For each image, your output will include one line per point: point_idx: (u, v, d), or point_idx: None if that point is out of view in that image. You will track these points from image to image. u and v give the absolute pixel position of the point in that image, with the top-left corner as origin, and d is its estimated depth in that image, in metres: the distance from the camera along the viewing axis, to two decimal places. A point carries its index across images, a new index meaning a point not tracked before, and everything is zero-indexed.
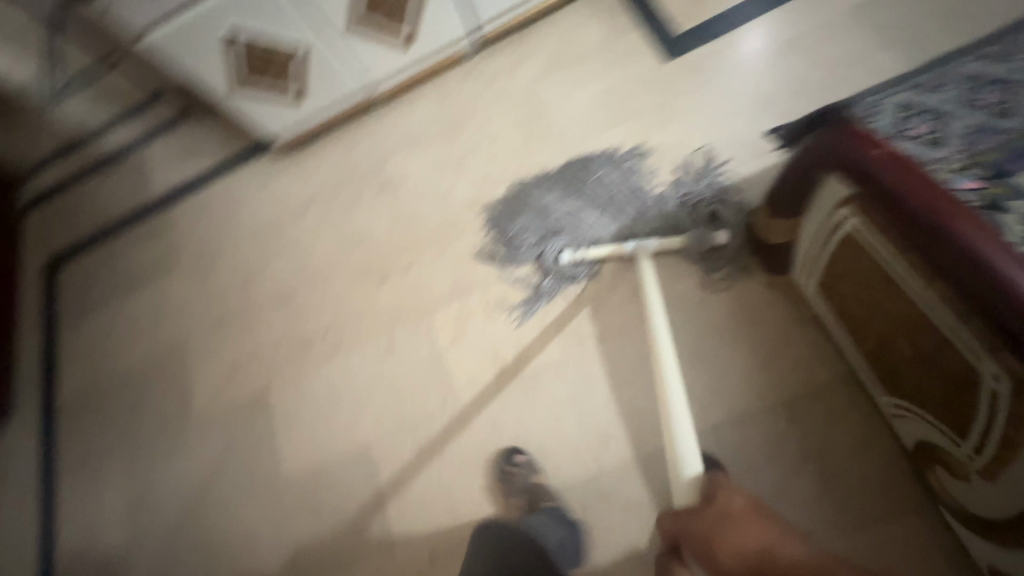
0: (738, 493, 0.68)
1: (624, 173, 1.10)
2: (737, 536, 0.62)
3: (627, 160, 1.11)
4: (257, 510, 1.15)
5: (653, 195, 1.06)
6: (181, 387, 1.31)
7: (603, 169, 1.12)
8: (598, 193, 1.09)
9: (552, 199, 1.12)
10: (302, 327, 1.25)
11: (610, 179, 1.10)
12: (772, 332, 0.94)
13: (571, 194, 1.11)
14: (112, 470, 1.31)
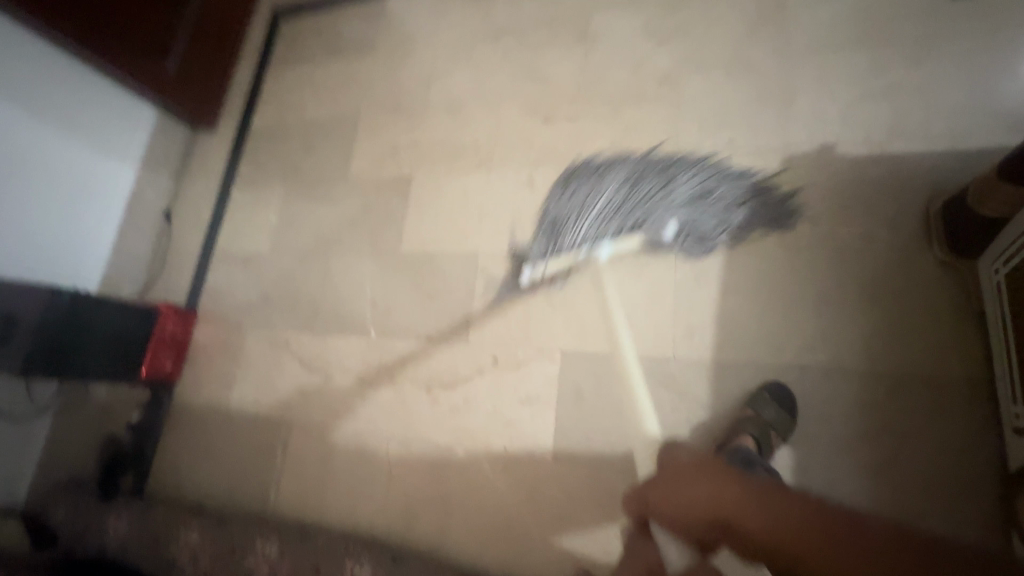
0: (686, 455, 0.79)
1: (644, 182, 1.07)
2: (687, 492, 0.71)
3: (655, 170, 1.08)
4: (366, 267, 1.32)
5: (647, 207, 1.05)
6: (341, 150, 1.49)
7: (629, 170, 1.10)
8: (611, 194, 1.09)
9: (573, 185, 1.14)
10: (459, 137, 1.34)
11: (629, 185, 1.08)
12: (919, 308, 0.87)
13: (585, 189, 1.13)
14: (270, 193, 1.54)
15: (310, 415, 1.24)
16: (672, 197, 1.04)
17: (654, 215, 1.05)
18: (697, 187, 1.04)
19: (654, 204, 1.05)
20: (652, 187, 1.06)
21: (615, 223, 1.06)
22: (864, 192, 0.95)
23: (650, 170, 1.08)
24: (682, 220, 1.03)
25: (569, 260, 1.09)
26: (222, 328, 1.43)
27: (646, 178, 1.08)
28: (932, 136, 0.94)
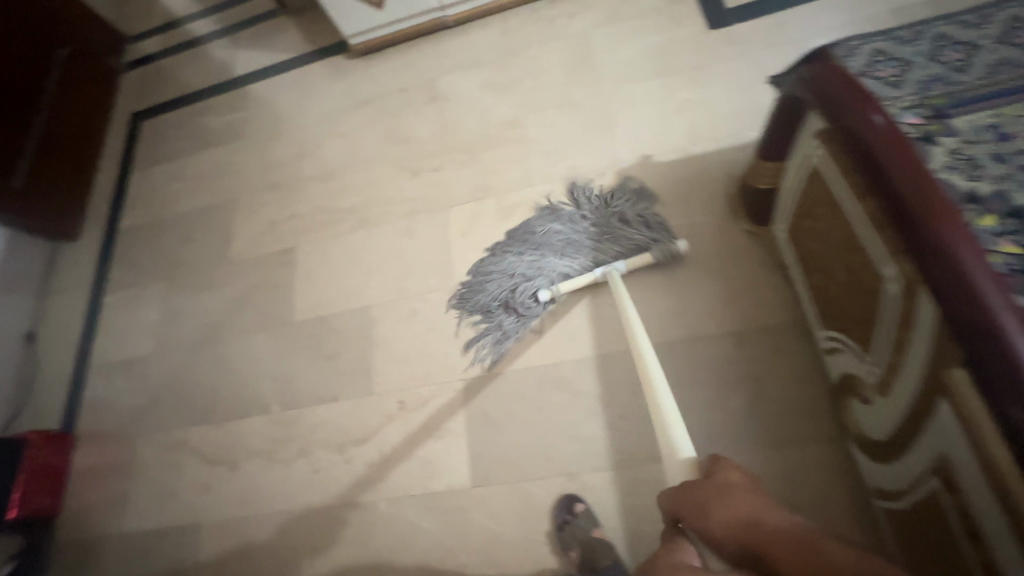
0: (734, 468, 0.61)
1: (543, 241, 1.15)
2: (727, 510, 0.56)
3: (538, 230, 1.17)
4: (261, 343, 1.30)
5: (572, 232, 1.13)
6: (221, 234, 1.49)
7: (517, 242, 1.17)
8: (526, 259, 1.14)
9: (482, 276, 1.17)
10: (336, 202, 1.41)
11: (529, 248, 1.15)
12: (744, 272, 1.04)
13: (495, 271, 1.16)
14: (147, 291, 1.48)
15: (222, 510, 1.17)
16: (576, 239, 1.13)
17: (580, 253, 1.11)
18: (583, 222, 1.14)
19: (568, 247, 1.12)
20: (550, 225, 1.16)
21: (551, 272, 1.11)
22: (683, 189, 1.14)
23: (531, 232, 1.17)
24: (609, 247, 1.10)
25: (586, 277, 1.07)
26: (108, 443, 1.32)
27: (537, 238, 1.16)
28: (721, 138, 1.16)
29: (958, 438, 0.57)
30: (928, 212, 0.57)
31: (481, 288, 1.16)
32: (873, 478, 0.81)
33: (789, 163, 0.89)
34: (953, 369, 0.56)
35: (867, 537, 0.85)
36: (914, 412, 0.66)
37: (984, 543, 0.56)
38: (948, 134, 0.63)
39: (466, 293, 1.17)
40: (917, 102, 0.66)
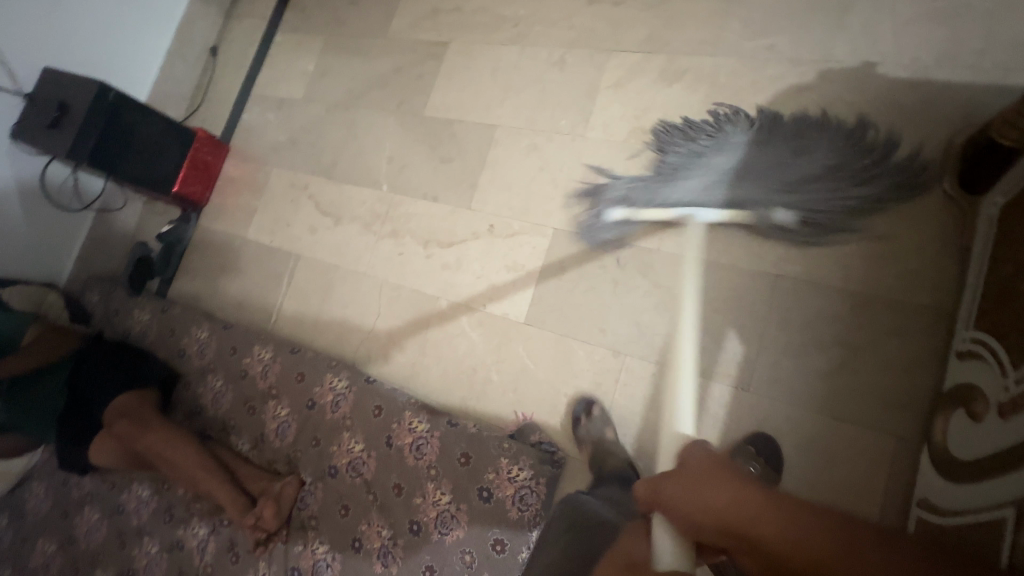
0: (699, 447, 0.57)
1: (762, 156, 0.93)
2: (709, 493, 0.51)
3: (814, 135, 0.93)
4: (388, 126, 1.35)
5: (773, 172, 0.91)
6: (384, 6, 1.47)
7: (782, 131, 0.95)
8: (725, 150, 0.97)
9: (693, 133, 1.02)
10: (500, 7, 1.31)
11: (761, 148, 0.94)
12: (914, 237, 0.87)
13: (710, 136, 1.00)
14: (309, 41, 1.56)
15: (317, 252, 1.34)
16: (808, 164, 0.90)
17: (720, 185, 0.95)
18: (833, 161, 0.89)
19: (763, 169, 0.92)
20: (785, 152, 0.92)
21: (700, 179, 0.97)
22: (892, 116, 0.92)
23: (787, 139, 0.93)
24: (761, 194, 0.92)
25: (663, 213, 0.98)
26: (249, 164, 1.51)
27: (788, 143, 0.93)
28: (984, 68, 0.88)
29: None
30: None
31: (672, 139, 1.03)
32: (930, 489, 0.73)
33: None
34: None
35: None
36: None
37: None
38: None
39: (664, 134, 1.05)
40: None
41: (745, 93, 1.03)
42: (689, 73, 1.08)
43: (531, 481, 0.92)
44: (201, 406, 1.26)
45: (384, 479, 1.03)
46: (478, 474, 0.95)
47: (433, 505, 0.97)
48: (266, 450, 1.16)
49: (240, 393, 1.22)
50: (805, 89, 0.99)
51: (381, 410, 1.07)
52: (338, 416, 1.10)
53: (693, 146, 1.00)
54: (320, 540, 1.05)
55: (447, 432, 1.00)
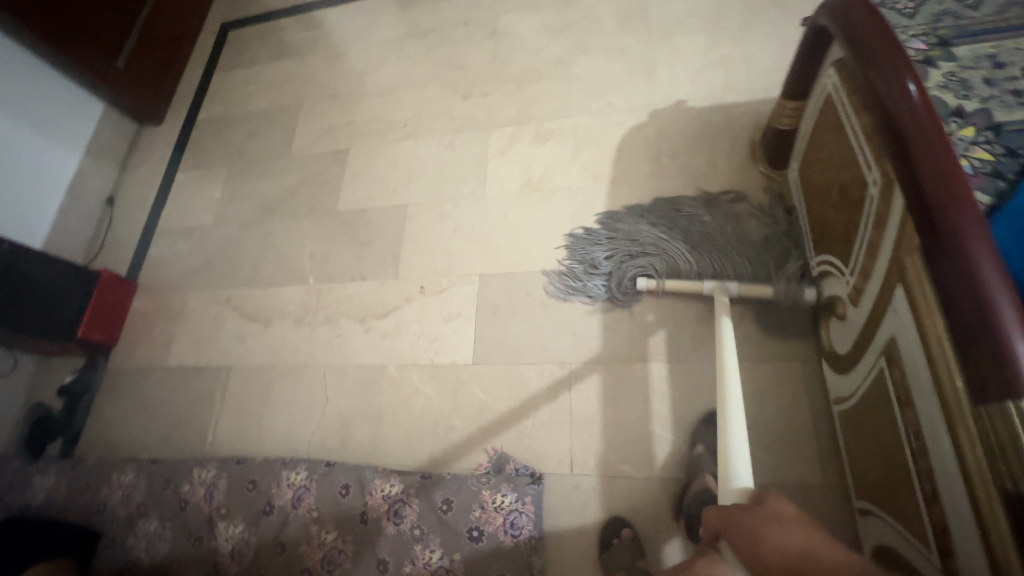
0: (784, 499, 0.65)
1: (661, 233, 1.11)
2: (781, 534, 0.59)
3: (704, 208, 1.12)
4: (305, 228, 1.44)
5: (693, 236, 1.09)
6: (283, 132, 1.64)
7: (693, 214, 1.12)
8: (662, 239, 1.10)
9: (616, 231, 1.15)
10: (389, 114, 1.54)
11: (683, 225, 1.11)
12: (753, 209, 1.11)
13: (630, 229, 1.13)
14: (212, 173, 1.65)
15: (250, 358, 1.32)
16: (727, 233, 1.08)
17: (703, 253, 1.06)
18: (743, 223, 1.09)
19: (709, 245, 1.07)
20: (656, 227, 1.12)
21: (665, 266, 1.07)
22: (710, 132, 1.21)
23: (641, 220, 1.14)
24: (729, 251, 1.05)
25: (696, 284, 1.03)
26: (162, 293, 1.49)
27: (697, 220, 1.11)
28: (754, 89, 1.22)
29: (905, 318, 0.65)
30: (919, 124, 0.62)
31: (591, 263, 1.13)
32: (837, 389, 0.87)
33: (810, 101, 0.95)
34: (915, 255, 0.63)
35: (823, 447, 0.91)
36: (877, 308, 0.72)
37: (916, 410, 0.63)
38: (949, 60, 0.71)
39: (570, 263, 1.16)
40: (926, 31, 0.74)
41: (601, 138, 1.29)
42: (555, 132, 1.34)
43: (518, 504, 0.94)
44: (136, 557, 1.11)
45: (365, 561, 0.96)
46: (464, 517, 0.94)
47: (424, 567, 0.93)
48: None
49: (182, 527, 1.10)
50: (643, 126, 1.27)
51: (349, 488, 1.03)
52: (302, 511, 1.03)
53: (627, 242, 1.12)
54: None
55: (423, 486, 0.99)
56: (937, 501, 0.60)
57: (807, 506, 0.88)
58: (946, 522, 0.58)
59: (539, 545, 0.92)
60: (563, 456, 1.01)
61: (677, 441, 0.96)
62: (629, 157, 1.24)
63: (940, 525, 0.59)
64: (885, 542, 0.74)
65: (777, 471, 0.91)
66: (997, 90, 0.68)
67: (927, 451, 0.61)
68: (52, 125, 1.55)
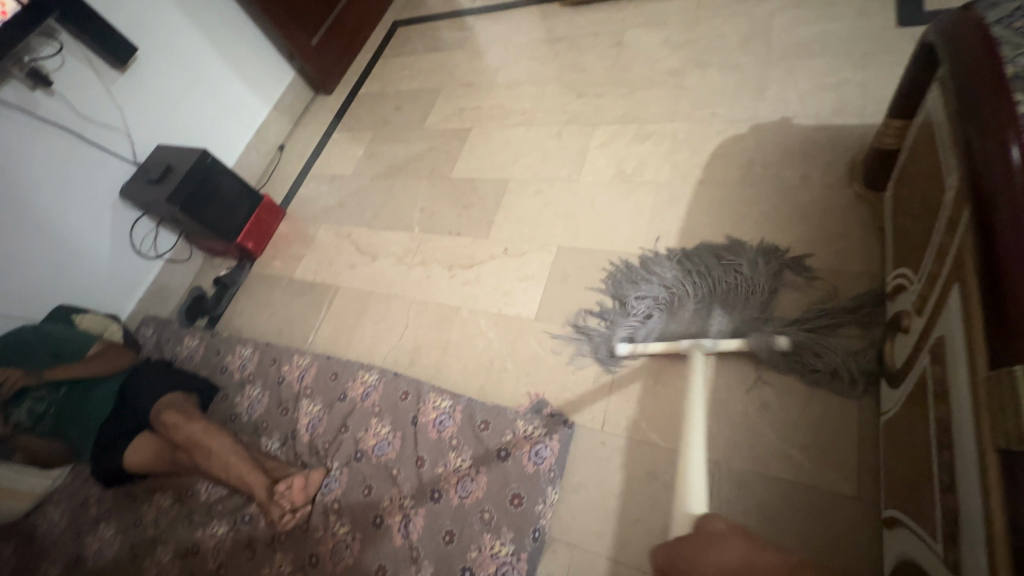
0: (718, 520, 0.83)
1: (644, 294, 1.15)
2: (720, 551, 0.76)
3: (706, 262, 1.15)
4: (421, 187, 1.69)
5: (678, 296, 1.12)
6: (422, 110, 1.92)
7: (673, 270, 1.16)
8: (657, 293, 1.14)
9: (622, 290, 1.19)
10: (512, 104, 1.74)
11: (690, 278, 1.14)
12: (839, 227, 1.11)
13: (645, 283, 1.17)
14: (360, 136, 1.98)
15: (354, 282, 1.57)
16: (734, 286, 1.09)
17: (697, 314, 1.09)
18: (748, 279, 1.09)
19: (723, 294, 1.09)
20: (637, 288, 1.17)
21: (697, 317, 1.08)
22: (810, 150, 1.23)
23: (626, 281, 1.20)
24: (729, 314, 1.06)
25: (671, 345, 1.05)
26: (302, 222, 1.83)
27: (706, 275, 1.12)
28: (866, 114, 1.22)
29: (955, 313, 0.65)
30: (996, 119, 0.62)
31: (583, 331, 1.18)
32: (888, 403, 0.85)
33: (914, 120, 0.94)
34: (973, 249, 0.62)
35: (864, 462, 0.89)
36: (935, 309, 0.72)
37: (949, 405, 0.63)
38: None
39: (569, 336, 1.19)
40: None
41: (697, 143, 1.36)
42: (654, 134, 1.43)
43: (546, 436, 1.04)
44: (236, 413, 1.36)
45: (407, 455, 1.11)
46: (496, 438, 1.06)
47: (454, 471, 1.05)
48: (293, 446, 1.24)
49: (276, 397, 1.34)
50: (741, 137, 1.32)
51: (408, 394, 1.19)
52: (368, 404, 1.21)
53: (633, 296, 1.16)
54: (342, 521, 1.09)
55: (468, 406, 1.12)
56: (952, 492, 0.59)
57: (831, 511, 0.87)
58: (957, 513, 0.58)
59: (558, 480, 1.01)
60: (597, 413, 1.08)
61: (709, 424, 0.99)
62: (722, 163, 1.30)
63: (952, 517, 0.59)
64: (905, 551, 0.71)
65: (809, 473, 0.90)
66: None
67: (952, 444, 0.61)
68: (256, 83, 1.98)
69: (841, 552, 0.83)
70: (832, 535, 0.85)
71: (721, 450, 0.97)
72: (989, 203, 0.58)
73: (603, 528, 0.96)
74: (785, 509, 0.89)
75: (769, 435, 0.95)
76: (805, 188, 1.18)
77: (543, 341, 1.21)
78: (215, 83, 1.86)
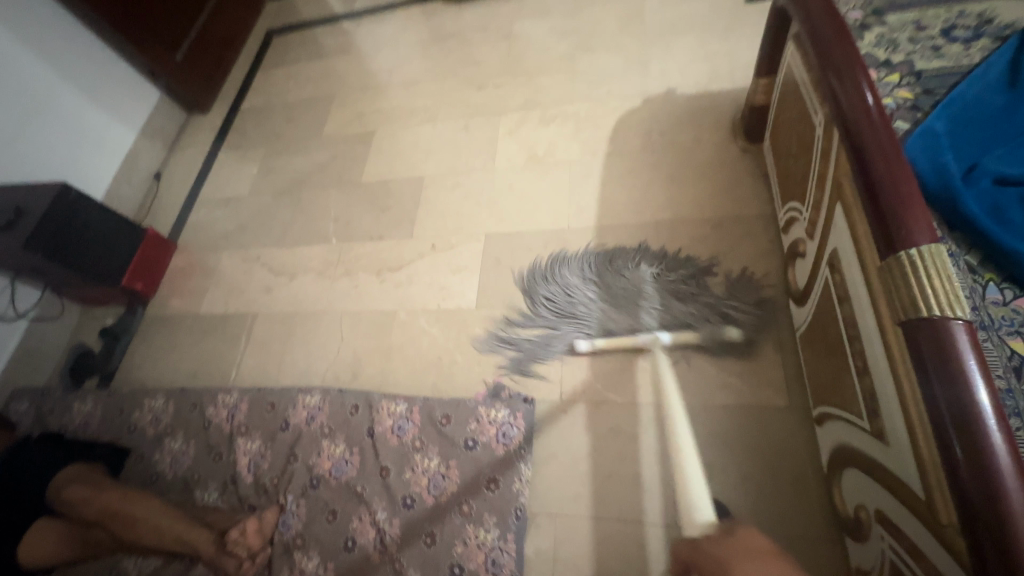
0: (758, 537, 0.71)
1: (563, 297, 1.17)
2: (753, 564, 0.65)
3: (613, 266, 1.19)
4: (331, 197, 1.60)
5: (591, 300, 1.15)
6: (317, 118, 1.83)
7: (587, 273, 1.19)
8: (571, 298, 1.16)
9: (539, 294, 1.20)
10: (413, 102, 1.72)
11: (602, 284, 1.16)
12: (733, 178, 1.24)
13: (553, 288, 1.19)
14: (251, 152, 1.84)
15: (275, 305, 1.45)
16: (672, 288, 1.12)
17: (608, 316, 1.12)
18: (679, 281, 1.12)
19: (668, 296, 1.11)
20: (554, 293, 1.18)
21: (604, 319, 1.12)
22: (696, 115, 1.36)
23: (547, 282, 1.21)
24: (644, 312, 1.10)
25: (627, 339, 1.07)
26: (199, 252, 1.65)
27: (616, 277, 1.17)
28: (735, 79, 1.38)
29: (842, 229, 0.76)
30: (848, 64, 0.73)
31: (511, 344, 1.17)
32: (799, 319, 0.97)
33: (778, 75, 1.07)
34: (849, 175, 0.73)
35: (790, 375, 1.00)
36: (824, 230, 0.84)
37: (850, 303, 0.73)
38: (881, 25, 0.83)
39: (493, 351, 1.18)
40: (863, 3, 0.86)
41: (599, 120, 1.45)
42: (558, 116, 1.50)
43: (510, 417, 1.05)
44: (158, 472, 1.20)
45: (369, 469, 1.05)
46: (461, 429, 1.05)
47: (423, 473, 1.02)
48: (236, 491, 1.12)
49: (205, 444, 1.20)
50: (636, 111, 1.42)
51: (359, 407, 1.13)
52: (315, 427, 1.13)
53: (549, 303, 1.18)
54: (310, 555, 1.01)
55: (426, 404, 1.09)
56: (867, 374, 0.70)
57: (772, 423, 0.97)
58: (874, 390, 0.68)
59: (529, 456, 1.02)
60: (554, 384, 1.10)
61: (658, 371, 1.06)
62: (624, 135, 1.39)
63: (871, 394, 0.69)
64: (838, 438, 0.82)
65: (747, 395, 1.01)
66: (921, 46, 0.80)
67: (859, 335, 0.71)
68: (114, 107, 1.75)
69: (786, 456, 0.94)
70: (778, 445, 0.96)
71: (671, 392, 1.04)
72: (856, 134, 0.69)
73: (579, 491, 0.99)
74: (735, 431, 0.98)
75: (709, 369, 1.04)
76: (699, 148, 1.31)
77: (491, 329, 1.21)
78: (63, 110, 1.61)
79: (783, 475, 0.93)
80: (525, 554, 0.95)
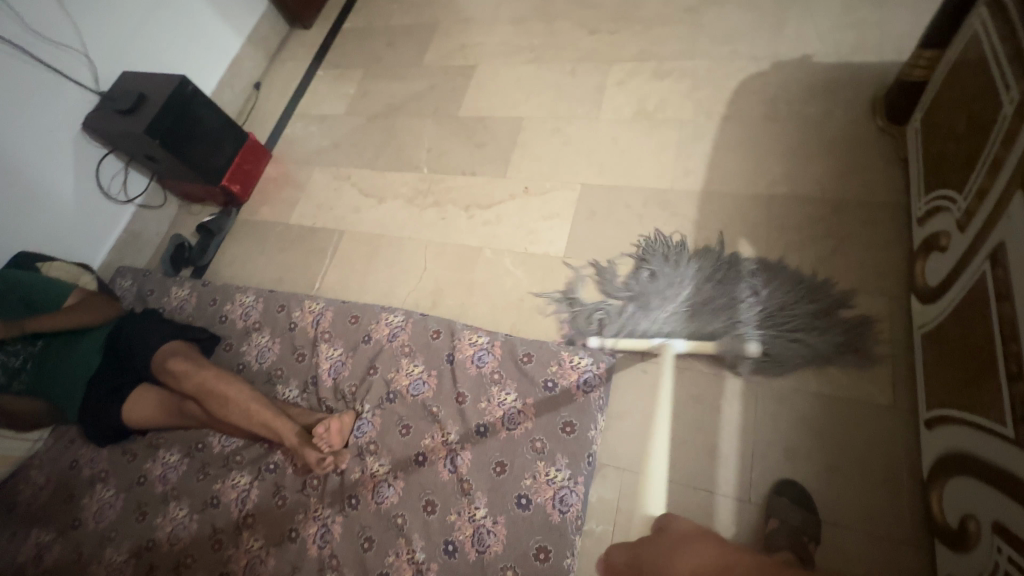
0: (680, 520, 0.84)
1: (671, 283, 1.09)
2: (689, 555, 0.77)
3: (722, 269, 1.09)
4: (426, 127, 1.59)
5: (695, 301, 1.06)
6: (418, 46, 1.80)
7: (696, 263, 1.11)
8: (680, 288, 1.08)
9: (648, 270, 1.13)
10: (518, 40, 1.66)
11: (709, 284, 1.07)
12: (864, 159, 1.15)
13: (665, 274, 1.11)
14: (349, 73, 1.84)
15: (361, 227, 1.47)
16: (781, 293, 1.02)
17: (705, 318, 1.03)
18: (793, 292, 1.02)
19: (770, 296, 1.03)
20: (665, 275, 1.11)
21: (697, 323, 1.03)
22: (831, 86, 1.25)
23: (654, 259, 1.15)
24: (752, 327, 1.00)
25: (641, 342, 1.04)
26: (292, 164, 1.69)
27: (723, 279, 1.07)
28: (884, 52, 1.25)
29: (1018, 219, 0.68)
30: None
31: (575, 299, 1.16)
32: (923, 317, 0.90)
33: (952, 47, 0.96)
34: None
35: (897, 373, 0.95)
36: (988, 221, 0.76)
37: (1014, 301, 0.67)
38: None
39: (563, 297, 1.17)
40: None
41: (718, 80, 1.35)
42: (674, 72, 1.41)
43: (593, 365, 1.04)
44: (245, 362, 1.28)
45: (446, 392, 1.09)
46: (541, 369, 1.05)
47: (499, 406, 1.04)
48: (316, 391, 1.18)
49: (289, 344, 1.26)
50: (762, 75, 1.32)
51: (440, 333, 1.15)
52: (396, 345, 1.17)
53: (650, 283, 1.11)
54: (381, 462, 1.06)
55: (507, 340, 1.10)
56: (1021, 379, 0.64)
57: (868, 419, 0.93)
58: None
59: (605, 405, 1.02)
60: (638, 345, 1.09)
61: None
62: (746, 99, 1.30)
63: (1021, 400, 0.64)
64: (952, 444, 0.78)
65: (845, 386, 0.96)
66: None
67: (1019, 336, 0.65)
68: (227, 10, 1.78)
69: (879, 453, 0.90)
70: (872, 442, 0.91)
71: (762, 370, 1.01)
72: None
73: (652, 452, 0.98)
74: (826, 420, 0.94)
75: None
76: (830, 123, 1.21)
77: (578, 282, 1.19)
78: (183, 8, 1.65)
79: (872, 472, 0.89)
80: (589, 500, 0.97)
